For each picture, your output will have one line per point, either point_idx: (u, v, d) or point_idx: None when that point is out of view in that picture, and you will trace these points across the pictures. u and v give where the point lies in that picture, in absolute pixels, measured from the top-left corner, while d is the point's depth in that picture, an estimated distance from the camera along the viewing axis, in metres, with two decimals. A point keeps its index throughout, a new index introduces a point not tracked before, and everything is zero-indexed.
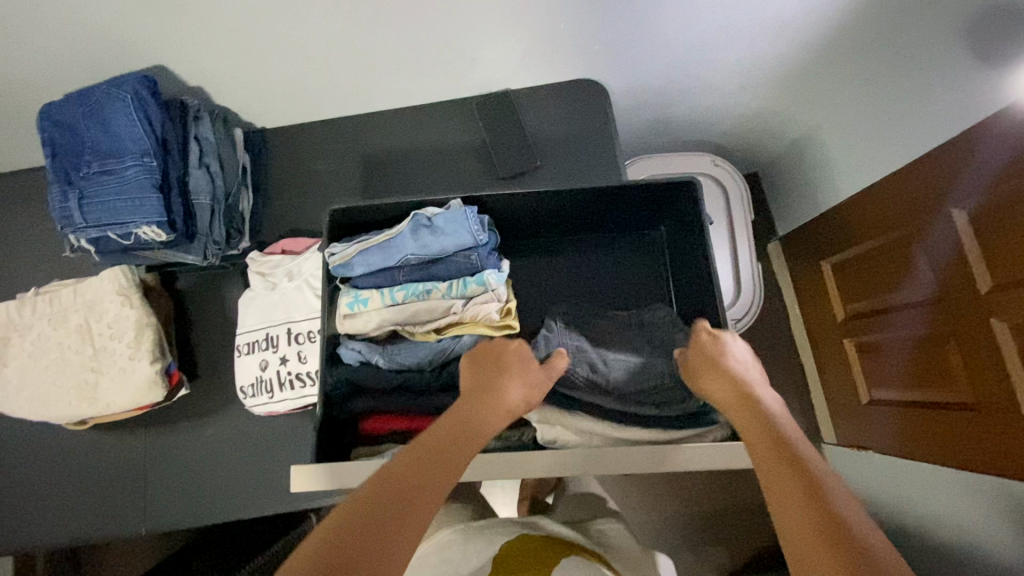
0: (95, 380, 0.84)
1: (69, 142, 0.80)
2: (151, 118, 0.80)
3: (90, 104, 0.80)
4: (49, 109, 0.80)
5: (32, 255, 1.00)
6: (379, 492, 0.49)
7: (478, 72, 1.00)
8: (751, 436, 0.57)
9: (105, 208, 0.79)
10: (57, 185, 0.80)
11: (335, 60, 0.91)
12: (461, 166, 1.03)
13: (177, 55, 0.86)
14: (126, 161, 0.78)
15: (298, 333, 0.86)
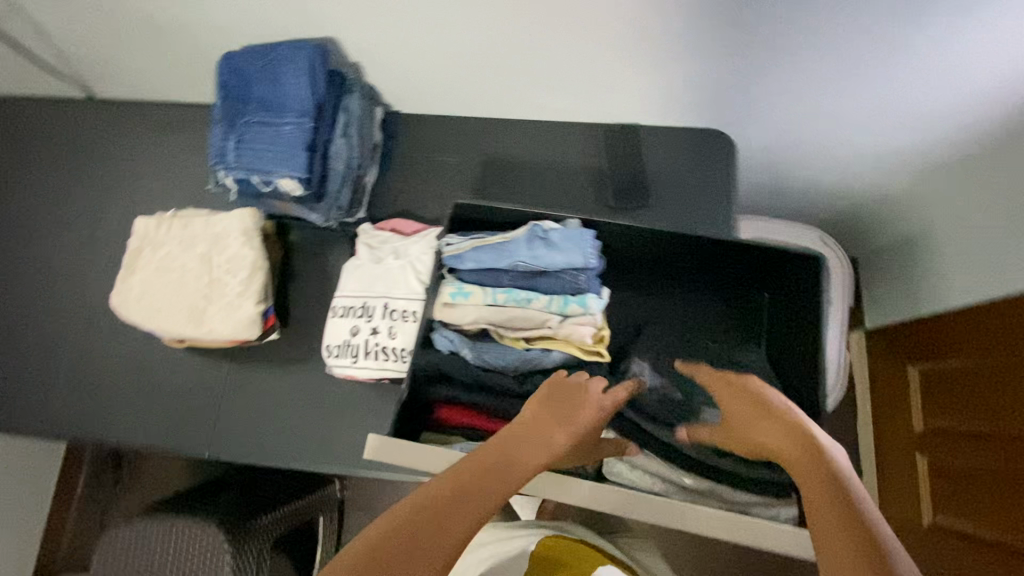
0: (204, 307, 0.90)
1: (242, 90, 0.88)
2: (317, 81, 0.86)
3: (269, 60, 0.87)
4: (231, 58, 0.88)
5: (174, 181, 1.10)
6: (422, 512, 0.51)
7: (611, 100, 1.01)
8: (813, 481, 0.54)
9: (256, 154, 0.85)
10: (221, 125, 0.87)
11: (484, 61, 0.95)
12: (574, 186, 1.05)
13: (347, 29, 0.92)
14: (286, 117, 0.85)
15: (393, 310, 0.89)
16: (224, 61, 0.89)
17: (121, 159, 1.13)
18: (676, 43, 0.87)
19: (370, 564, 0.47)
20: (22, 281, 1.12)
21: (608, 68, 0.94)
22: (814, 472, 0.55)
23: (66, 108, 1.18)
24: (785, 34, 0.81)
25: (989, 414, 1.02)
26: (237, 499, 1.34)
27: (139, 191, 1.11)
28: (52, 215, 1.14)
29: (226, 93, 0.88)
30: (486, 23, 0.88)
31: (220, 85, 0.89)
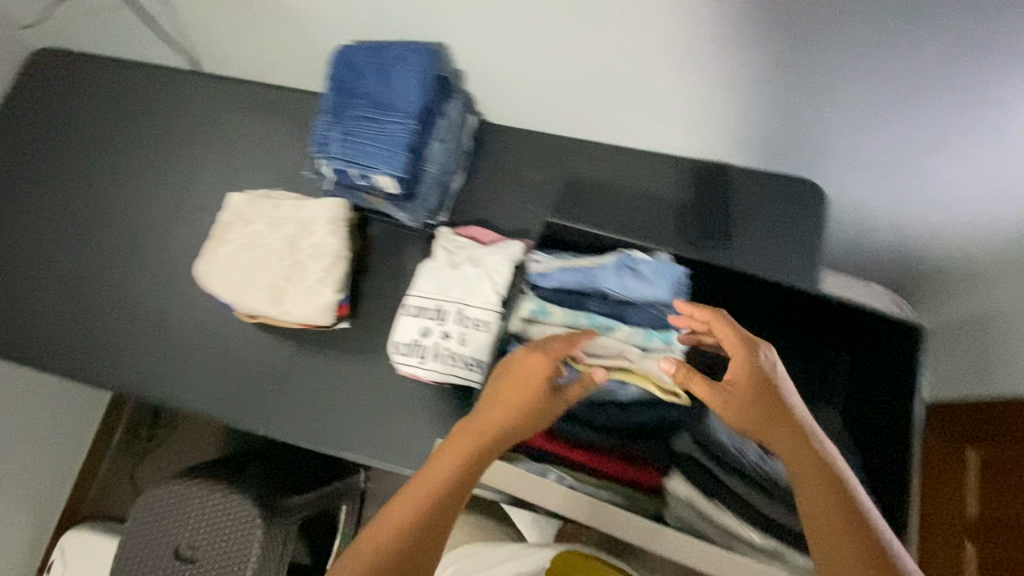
0: (284, 288, 0.92)
1: (352, 84, 0.90)
2: (427, 84, 0.87)
3: (382, 58, 0.89)
4: (347, 52, 0.90)
5: (268, 163, 1.14)
6: (413, 515, 0.58)
7: (707, 137, 1.01)
8: (816, 488, 0.56)
9: (359, 148, 0.87)
10: (327, 114, 0.90)
11: (587, 84, 0.96)
12: (655, 218, 1.05)
13: (460, 37, 0.94)
14: (392, 116, 0.86)
15: (467, 317, 0.89)
16: (338, 53, 0.92)
17: (218, 135, 1.18)
18: (789, 93, 0.86)
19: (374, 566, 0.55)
20: (108, 237, 1.17)
21: (713, 107, 0.93)
22: (818, 477, 0.57)
23: (174, 79, 1.23)
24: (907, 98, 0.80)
25: None
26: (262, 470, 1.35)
27: (234, 167, 1.16)
28: (145, 178, 1.19)
29: (336, 84, 0.90)
30: (600, 48, 0.88)
31: (331, 76, 0.91)
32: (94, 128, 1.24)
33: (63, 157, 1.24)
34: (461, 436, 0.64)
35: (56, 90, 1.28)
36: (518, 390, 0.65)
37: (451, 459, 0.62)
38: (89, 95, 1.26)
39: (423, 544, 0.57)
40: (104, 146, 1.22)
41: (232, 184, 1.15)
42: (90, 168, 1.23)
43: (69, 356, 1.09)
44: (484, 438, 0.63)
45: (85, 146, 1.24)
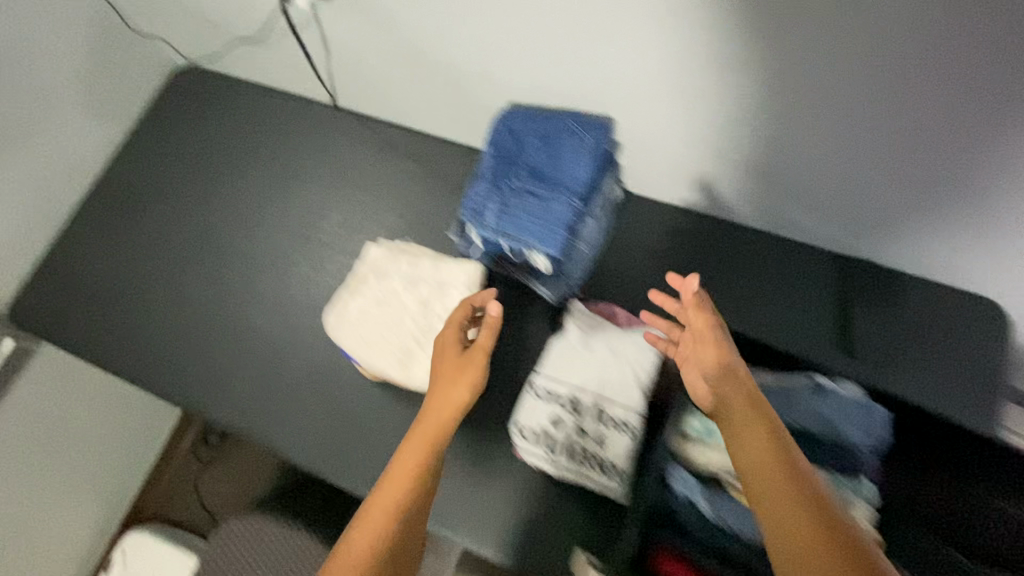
0: (413, 352, 0.88)
1: (513, 153, 0.86)
2: (597, 163, 0.83)
3: (551, 131, 0.85)
4: (511, 119, 0.87)
5: (397, 208, 1.12)
6: (369, 526, 0.67)
7: (886, 248, 0.92)
8: (750, 429, 0.62)
9: (516, 222, 0.82)
10: (485, 182, 0.85)
11: (759, 177, 0.89)
12: (809, 321, 0.95)
13: (637, 118, 0.88)
14: (557, 194, 0.82)
15: (607, 415, 0.82)
16: (502, 118, 0.88)
17: (348, 175, 1.16)
18: (1020, 228, 0.76)
19: None
20: (223, 266, 1.15)
21: (913, 223, 0.84)
22: (752, 423, 0.63)
23: (308, 110, 1.22)
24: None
25: None
26: (327, 503, 1.30)
27: (362, 208, 1.13)
28: (270, 207, 1.17)
29: (497, 151, 0.86)
30: (801, 151, 0.80)
31: (492, 141, 0.87)
32: (219, 153, 1.23)
33: (184, 179, 1.23)
34: (406, 443, 0.74)
35: (189, 107, 1.28)
36: (439, 412, 0.74)
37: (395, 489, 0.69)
38: (221, 116, 1.26)
39: (386, 564, 0.65)
40: (230, 170, 1.21)
41: (358, 225, 1.12)
42: (210, 193, 1.21)
43: (176, 384, 1.07)
44: (421, 466, 0.71)
45: (209, 170, 1.22)
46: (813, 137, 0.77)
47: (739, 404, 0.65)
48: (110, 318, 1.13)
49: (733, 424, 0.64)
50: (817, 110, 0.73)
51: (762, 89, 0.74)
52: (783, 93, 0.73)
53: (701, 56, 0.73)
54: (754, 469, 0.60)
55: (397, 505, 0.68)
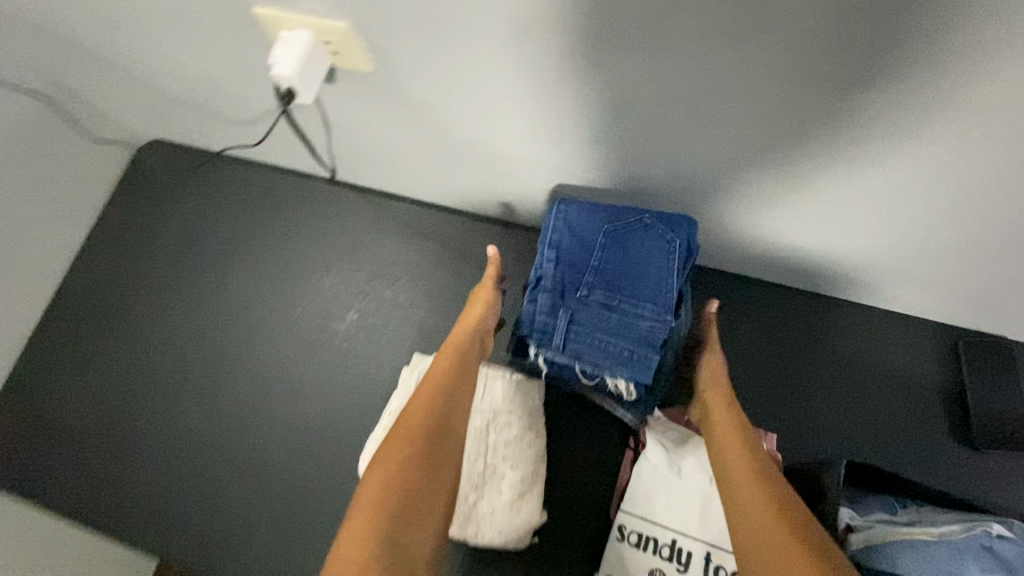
0: (472, 501, 0.72)
1: (578, 255, 0.70)
2: (685, 266, 0.69)
3: (624, 226, 0.70)
4: (570, 213, 0.71)
5: (425, 303, 0.96)
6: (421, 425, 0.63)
7: (1005, 319, 0.80)
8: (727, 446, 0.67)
9: (594, 345, 0.67)
10: (548, 295, 0.69)
11: (866, 252, 0.76)
12: (917, 408, 0.83)
13: (727, 206, 0.74)
14: (642, 308, 0.67)
15: (718, 565, 0.70)
16: (558, 211, 0.71)
17: (361, 265, 0.99)
18: None
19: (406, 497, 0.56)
20: (216, 386, 0.96)
21: None
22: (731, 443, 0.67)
23: (306, 188, 1.03)
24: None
25: None
26: None
27: (384, 305, 0.97)
28: (273, 310, 0.99)
29: (558, 253, 0.70)
30: (937, 239, 0.68)
31: (549, 241, 0.71)
32: (199, 246, 1.04)
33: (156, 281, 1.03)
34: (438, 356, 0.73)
35: (160, 190, 1.08)
36: (465, 326, 0.77)
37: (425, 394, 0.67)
38: (199, 201, 1.06)
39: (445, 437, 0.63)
40: (220, 267, 1.02)
41: (382, 326, 0.95)
42: (192, 295, 1.01)
43: (174, 542, 0.88)
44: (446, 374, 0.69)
45: (187, 266, 1.03)
46: (959, 220, 0.65)
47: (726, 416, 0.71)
48: (91, 466, 0.93)
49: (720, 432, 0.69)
50: (976, 197, 0.61)
51: (907, 176, 0.61)
52: (936, 191, 0.61)
53: (841, 159, 0.60)
54: (724, 462, 0.66)
55: (429, 406, 0.65)
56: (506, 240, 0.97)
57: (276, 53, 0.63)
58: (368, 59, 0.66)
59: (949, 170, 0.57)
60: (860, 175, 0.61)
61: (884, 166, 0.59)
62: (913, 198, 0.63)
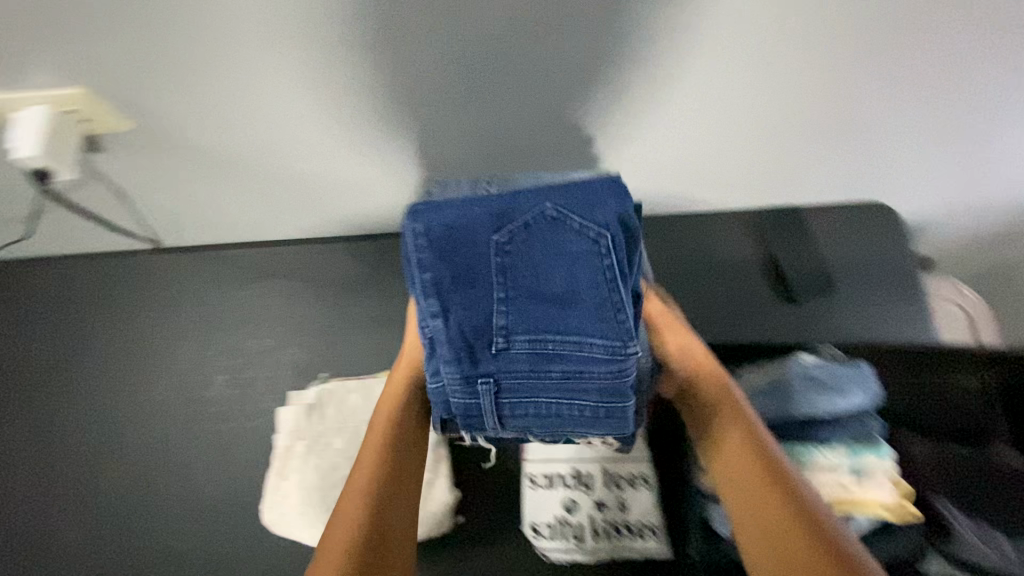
0: None
1: (473, 299, 0.63)
2: (623, 275, 0.63)
3: (521, 242, 0.62)
4: (433, 231, 0.61)
5: (294, 339, 0.94)
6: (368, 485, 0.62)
7: (779, 191, 0.94)
8: (737, 452, 0.64)
9: (534, 409, 0.68)
10: (455, 364, 0.64)
11: (657, 169, 0.86)
12: (743, 283, 0.96)
13: (522, 156, 0.81)
14: (590, 346, 0.64)
15: (618, 477, 0.76)
16: (422, 234, 0.61)
17: (216, 324, 0.95)
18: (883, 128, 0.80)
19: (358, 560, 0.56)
20: (95, 499, 0.88)
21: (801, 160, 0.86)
22: (741, 448, 0.64)
23: (130, 265, 0.97)
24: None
25: None
26: None
27: (250, 355, 0.94)
28: (136, 398, 0.92)
29: (443, 301, 0.63)
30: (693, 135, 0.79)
31: (427, 284, 0.63)
32: (29, 361, 0.95)
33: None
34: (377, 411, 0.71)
35: None
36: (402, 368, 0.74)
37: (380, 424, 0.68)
38: (13, 313, 0.96)
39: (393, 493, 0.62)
40: (60, 374, 0.94)
41: (256, 375, 0.93)
42: (37, 414, 0.92)
43: None
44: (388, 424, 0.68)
45: (22, 387, 0.94)
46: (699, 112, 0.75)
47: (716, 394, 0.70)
48: None
49: (721, 418, 0.68)
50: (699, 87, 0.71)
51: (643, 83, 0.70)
52: (682, 91, 0.72)
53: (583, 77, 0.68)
54: (732, 472, 0.63)
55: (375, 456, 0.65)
56: (356, 254, 0.97)
57: (13, 136, 0.64)
58: (124, 113, 0.68)
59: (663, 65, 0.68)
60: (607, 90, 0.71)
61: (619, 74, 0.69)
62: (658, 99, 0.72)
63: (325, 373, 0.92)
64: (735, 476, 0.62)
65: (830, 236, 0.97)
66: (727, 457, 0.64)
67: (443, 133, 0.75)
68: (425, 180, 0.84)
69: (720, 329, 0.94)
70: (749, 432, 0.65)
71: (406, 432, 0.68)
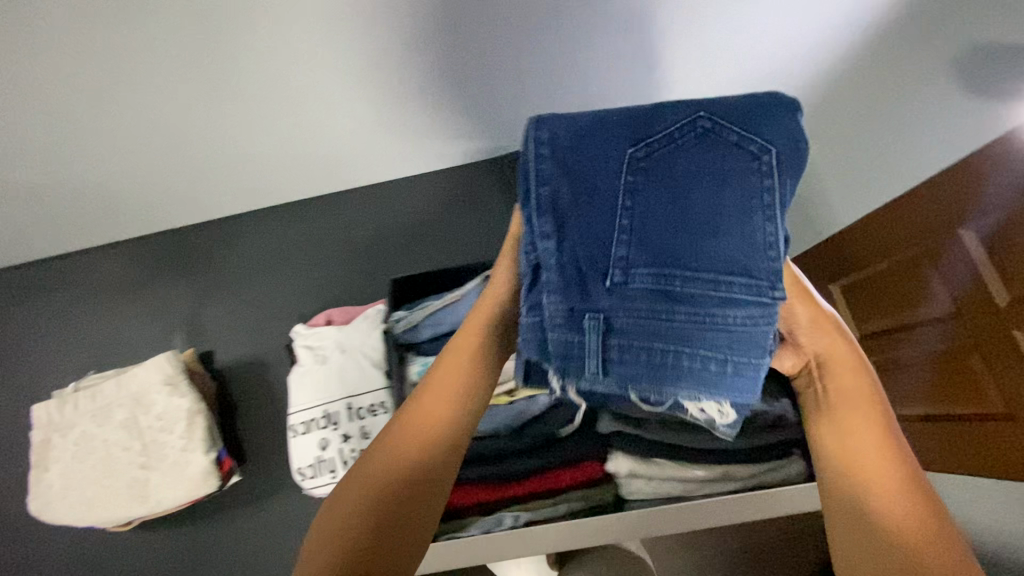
0: (146, 478, 0.79)
1: (593, 218, 0.48)
2: (786, 201, 0.46)
3: (661, 148, 0.47)
4: (550, 139, 0.49)
5: (74, 347, 0.99)
6: (403, 449, 0.46)
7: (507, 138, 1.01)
8: (862, 443, 0.49)
9: (637, 362, 0.49)
10: (561, 291, 0.48)
11: (389, 139, 0.94)
12: (498, 224, 1.06)
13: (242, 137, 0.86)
14: (727, 287, 0.47)
15: (360, 408, 0.83)
16: (547, 143, 0.49)
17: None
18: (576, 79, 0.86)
19: (370, 545, 0.41)
20: None
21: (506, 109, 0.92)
22: (876, 446, 0.48)
23: None
24: (717, 51, 0.82)
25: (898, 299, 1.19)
26: None
27: (34, 362, 0.99)
28: None
29: (561, 218, 0.48)
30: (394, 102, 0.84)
31: (542, 199, 0.49)
32: None
33: None
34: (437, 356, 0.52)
35: None
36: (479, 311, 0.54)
37: (447, 370, 0.51)
38: None
39: (435, 470, 0.46)
40: None
41: (39, 379, 0.98)
42: None
43: None
44: (452, 373, 0.51)
45: None
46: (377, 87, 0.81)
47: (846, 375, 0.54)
48: None
49: (837, 377, 0.53)
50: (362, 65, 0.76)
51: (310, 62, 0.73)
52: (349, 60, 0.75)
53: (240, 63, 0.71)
54: (858, 470, 0.47)
55: (430, 410, 0.49)
56: (127, 254, 1.03)
57: None
58: None
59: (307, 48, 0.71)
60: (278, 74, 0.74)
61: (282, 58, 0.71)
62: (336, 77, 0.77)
63: (107, 364, 0.99)
64: (861, 470, 0.47)
65: None
66: (845, 449, 0.49)
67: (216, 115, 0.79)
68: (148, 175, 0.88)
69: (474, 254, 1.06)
70: (871, 407, 0.51)
71: (469, 393, 0.51)
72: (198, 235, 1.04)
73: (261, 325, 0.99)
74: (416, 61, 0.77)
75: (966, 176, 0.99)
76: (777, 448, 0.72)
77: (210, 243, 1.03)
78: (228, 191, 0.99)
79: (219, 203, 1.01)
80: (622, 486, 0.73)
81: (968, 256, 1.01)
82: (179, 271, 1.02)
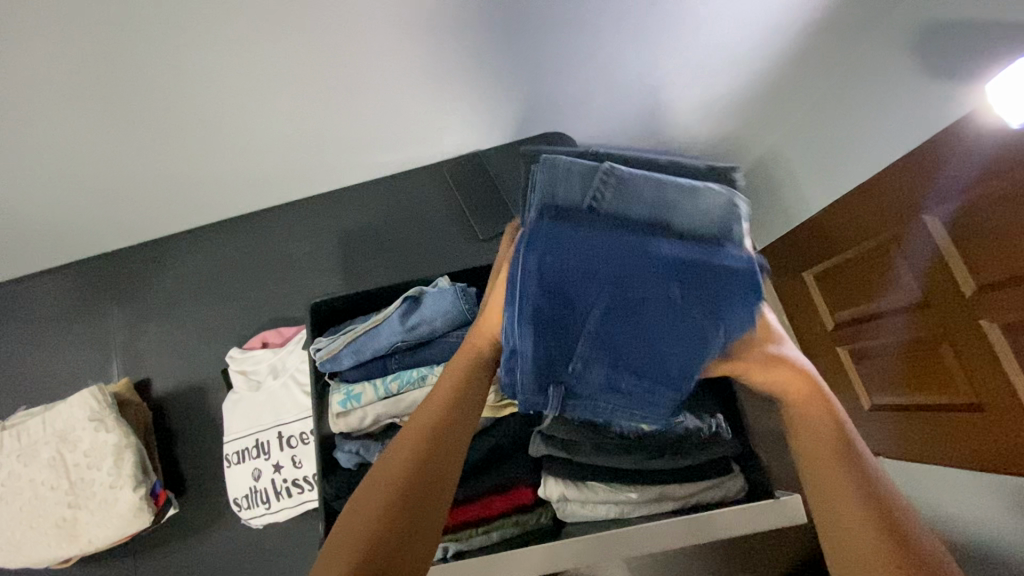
0: (74, 517, 0.78)
1: (562, 320, 0.48)
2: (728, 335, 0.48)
3: (642, 299, 0.48)
4: (536, 243, 0.47)
5: (17, 377, 0.99)
6: (407, 467, 0.48)
7: (444, 142, 0.98)
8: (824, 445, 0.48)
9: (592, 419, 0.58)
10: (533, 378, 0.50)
11: (318, 150, 0.91)
12: (440, 234, 1.00)
13: (158, 155, 0.83)
14: (662, 394, 0.51)
15: (290, 436, 0.81)
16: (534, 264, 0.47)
17: None
18: (500, 68, 0.84)
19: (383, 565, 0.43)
20: None
21: (437, 109, 0.89)
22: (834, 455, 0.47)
23: None
24: (631, 21, 0.82)
25: (865, 285, 1.13)
26: None
27: None
28: None
29: (539, 325, 0.48)
30: (315, 109, 0.82)
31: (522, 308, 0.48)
32: None
33: None
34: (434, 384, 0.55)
35: None
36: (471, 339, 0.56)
37: (445, 393, 0.54)
38: None
39: (438, 482, 0.49)
40: None
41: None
42: None
43: None
44: (445, 397, 0.53)
45: None
46: (293, 96, 0.78)
47: (784, 375, 0.50)
48: None
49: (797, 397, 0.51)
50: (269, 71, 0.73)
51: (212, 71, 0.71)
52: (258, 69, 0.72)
53: (137, 78, 0.69)
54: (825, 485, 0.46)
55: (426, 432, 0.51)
56: (62, 283, 1.01)
57: None
58: None
59: (203, 59, 0.68)
60: (179, 84, 0.71)
61: (182, 71, 0.69)
62: (244, 88, 0.75)
63: (51, 393, 0.98)
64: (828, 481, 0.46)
65: (510, 171, 1.01)
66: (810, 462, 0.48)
67: (128, 128, 0.76)
68: (71, 196, 0.86)
69: (414, 265, 0.99)
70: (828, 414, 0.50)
71: (466, 411, 0.53)
72: (131, 259, 1.01)
73: (195, 352, 0.97)
74: (324, 66, 0.74)
75: (925, 157, 0.93)
76: (713, 466, 0.70)
77: (144, 267, 1.01)
78: (155, 217, 0.96)
79: (151, 228, 0.99)
80: (559, 510, 0.71)
81: (931, 241, 0.95)
82: (115, 298, 1.00)
